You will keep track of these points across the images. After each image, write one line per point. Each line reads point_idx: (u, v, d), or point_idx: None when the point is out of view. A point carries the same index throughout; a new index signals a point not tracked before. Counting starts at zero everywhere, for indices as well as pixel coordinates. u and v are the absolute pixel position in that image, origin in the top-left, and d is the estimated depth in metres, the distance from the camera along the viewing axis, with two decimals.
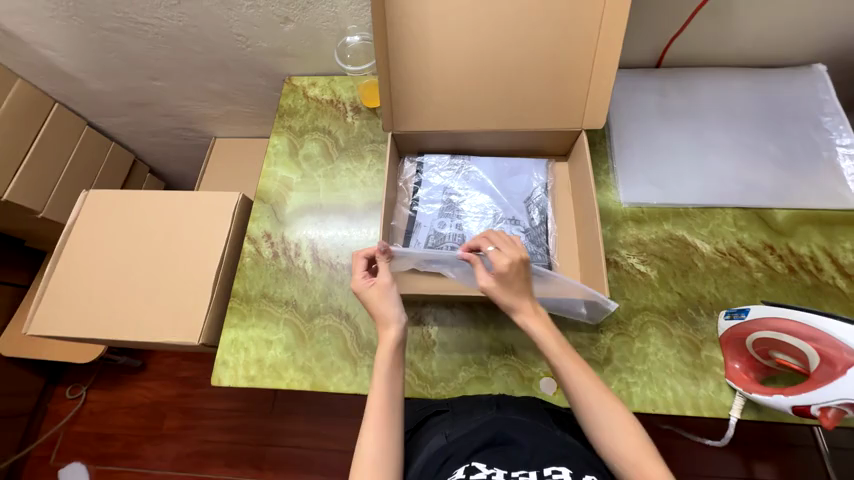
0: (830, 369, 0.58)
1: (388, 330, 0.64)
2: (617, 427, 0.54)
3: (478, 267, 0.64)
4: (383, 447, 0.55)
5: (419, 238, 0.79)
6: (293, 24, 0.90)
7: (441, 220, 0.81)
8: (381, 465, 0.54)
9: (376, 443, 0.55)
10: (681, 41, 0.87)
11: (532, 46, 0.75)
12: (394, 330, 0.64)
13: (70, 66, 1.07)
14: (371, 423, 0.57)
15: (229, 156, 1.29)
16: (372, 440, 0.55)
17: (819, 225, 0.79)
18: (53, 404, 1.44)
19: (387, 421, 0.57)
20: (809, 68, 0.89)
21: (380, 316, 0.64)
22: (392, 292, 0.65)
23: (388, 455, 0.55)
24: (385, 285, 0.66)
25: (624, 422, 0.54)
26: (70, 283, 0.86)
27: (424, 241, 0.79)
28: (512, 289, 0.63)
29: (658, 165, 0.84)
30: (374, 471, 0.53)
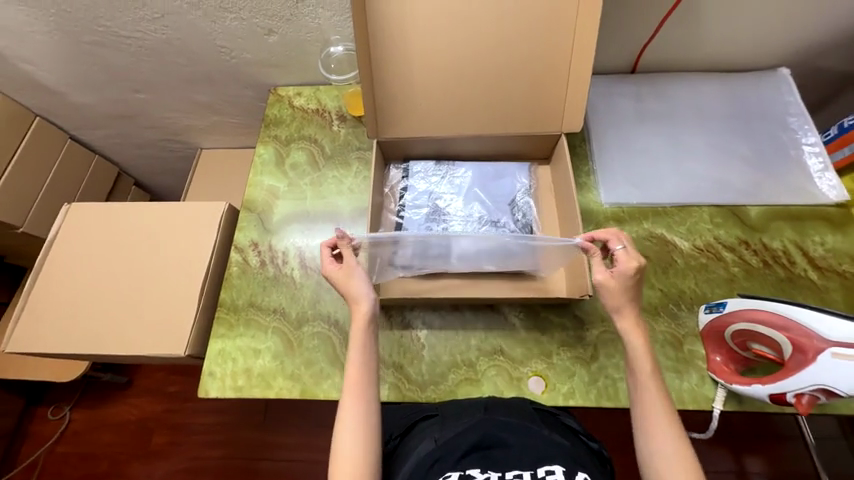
0: (802, 357, 0.61)
1: (361, 308, 0.64)
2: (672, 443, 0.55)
3: (596, 260, 0.64)
4: (363, 421, 0.58)
5: None
6: (277, 35, 0.92)
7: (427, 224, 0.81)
8: (359, 437, 0.57)
9: (356, 417, 0.58)
10: (652, 48, 0.91)
11: (510, 53, 0.77)
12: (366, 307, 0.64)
13: (51, 80, 1.07)
14: (351, 398, 0.60)
15: (216, 167, 1.28)
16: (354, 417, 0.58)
17: (790, 220, 0.82)
18: (33, 426, 1.40)
19: (364, 394, 0.60)
20: (773, 72, 0.94)
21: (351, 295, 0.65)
22: (360, 273, 0.66)
23: (367, 428, 0.58)
24: (354, 269, 0.66)
25: (680, 447, 0.54)
26: (51, 297, 0.85)
27: None
28: (623, 293, 0.62)
29: (635, 166, 0.87)
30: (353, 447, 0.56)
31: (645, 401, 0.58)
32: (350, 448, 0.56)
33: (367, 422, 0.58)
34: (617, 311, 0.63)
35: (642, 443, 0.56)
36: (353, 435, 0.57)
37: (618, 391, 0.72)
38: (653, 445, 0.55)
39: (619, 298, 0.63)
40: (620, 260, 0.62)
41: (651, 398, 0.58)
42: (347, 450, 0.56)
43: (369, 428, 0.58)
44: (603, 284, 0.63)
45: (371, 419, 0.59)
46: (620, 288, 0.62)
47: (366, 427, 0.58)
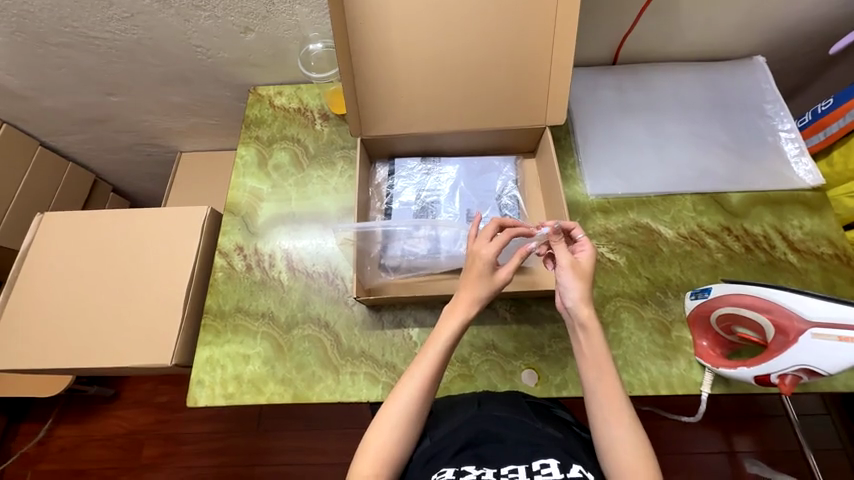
0: (784, 338, 0.62)
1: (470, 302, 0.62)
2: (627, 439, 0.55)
3: (559, 246, 0.65)
4: (412, 414, 0.57)
5: (397, 244, 0.79)
6: (254, 33, 0.89)
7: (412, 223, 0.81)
8: (398, 429, 0.56)
9: (408, 408, 0.57)
10: (631, 40, 0.92)
11: (491, 43, 0.77)
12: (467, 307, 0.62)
13: (17, 84, 1.02)
14: (411, 388, 0.58)
15: (197, 170, 1.25)
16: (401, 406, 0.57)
17: (769, 205, 0.84)
18: (17, 444, 1.35)
19: (426, 388, 0.58)
20: (749, 61, 0.95)
21: (467, 287, 0.63)
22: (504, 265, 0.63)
23: (411, 423, 0.56)
24: (502, 273, 0.63)
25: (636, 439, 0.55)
26: (27, 312, 0.82)
27: (401, 248, 0.78)
28: (588, 278, 0.62)
29: (619, 156, 0.88)
30: (396, 422, 0.56)
31: (602, 394, 0.58)
32: (386, 435, 0.55)
33: (410, 416, 0.56)
34: (584, 298, 0.61)
35: (601, 436, 0.56)
36: (400, 419, 0.56)
37: None
38: (610, 436, 0.55)
39: (585, 283, 0.62)
40: (583, 246, 0.65)
41: (609, 391, 0.58)
42: (383, 436, 0.55)
43: (414, 422, 0.57)
44: (569, 268, 0.63)
45: (421, 413, 0.57)
46: (586, 270, 0.63)
47: (411, 421, 0.56)
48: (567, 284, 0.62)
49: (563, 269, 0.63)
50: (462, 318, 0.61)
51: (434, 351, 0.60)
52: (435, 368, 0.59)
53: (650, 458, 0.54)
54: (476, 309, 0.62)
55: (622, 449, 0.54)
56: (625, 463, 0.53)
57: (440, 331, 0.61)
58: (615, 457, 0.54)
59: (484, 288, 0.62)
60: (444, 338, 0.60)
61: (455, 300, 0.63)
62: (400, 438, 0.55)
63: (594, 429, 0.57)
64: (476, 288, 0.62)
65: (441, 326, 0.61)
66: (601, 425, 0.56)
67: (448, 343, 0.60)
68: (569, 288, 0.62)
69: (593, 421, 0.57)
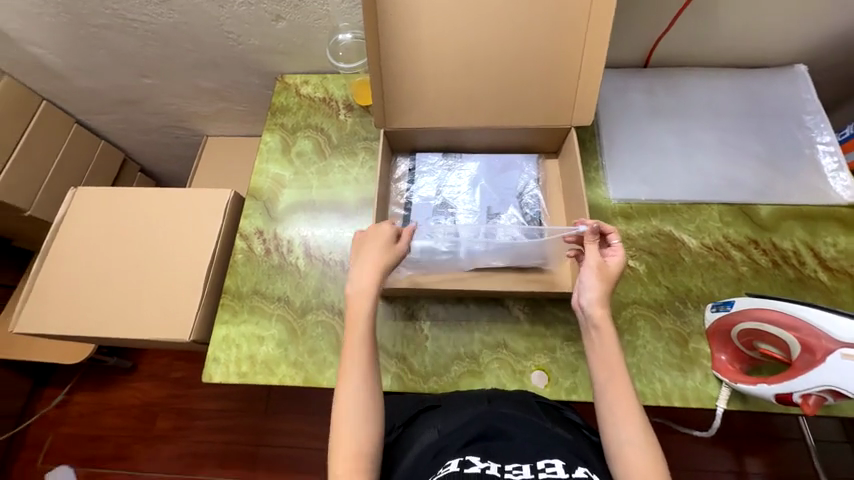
0: (810, 357, 0.60)
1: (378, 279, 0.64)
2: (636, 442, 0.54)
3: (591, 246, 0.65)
4: (366, 400, 0.58)
5: None
6: (285, 21, 0.91)
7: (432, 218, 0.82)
8: (361, 419, 0.56)
9: (360, 395, 0.58)
10: (665, 42, 0.90)
11: (521, 40, 0.76)
12: (371, 282, 0.64)
13: (59, 63, 1.06)
14: (352, 377, 0.59)
15: (221, 155, 1.28)
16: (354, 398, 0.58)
17: (801, 220, 0.81)
18: (40, 407, 1.42)
19: (365, 372, 0.59)
20: (790, 69, 0.91)
21: (364, 268, 0.65)
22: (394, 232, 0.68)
23: (369, 408, 0.57)
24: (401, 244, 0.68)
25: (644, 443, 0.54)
26: (57, 281, 0.85)
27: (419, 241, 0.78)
28: (611, 282, 0.63)
29: (645, 162, 0.86)
30: (357, 416, 0.56)
31: (612, 396, 0.57)
32: (352, 431, 0.55)
33: (367, 405, 0.57)
34: (600, 300, 0.62)
35: (610, 439, 0.55)
36: (360, 411, 0.57)
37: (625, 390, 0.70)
38: (619, 439, 0.54)
39: (605, 285, 0.63)
40: (615, 251, 0.65)
41: (619, 393, 0.57)
42: (349, 433, 0.55)
43: (372, 408, 0.58)
44: (595, 268, 0.64)
45: (374, 397, 0.59)
46: (611, 274, 0.64)
47: (368, 406, 0.58)
48: (587, 283, 0.63)
49: (588, 267, 0.64)
50: (369, 293, 0.63)
51: (360, 331, 0.61)
52: (366, 350, 0.61)
53: (659, 463, 0.53)
54: (380, 278, 0.65)
55: (632, 452, 0.53)
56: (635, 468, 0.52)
57: (354, 314, 0.63)
58: (624, 461, 0.53)
59: (384, 259, 0.66)
60: (359, 319, 0.62)
61: (359, 282, 0.64)
62: (366, 427, 0.56)
63: (604, 433, 0.56)
64: (372, 263, 0.65)
65: (352, 310, 0.63)
66: (611, 429, 0.55)
67: (367, 322, 0.62)
68: (587, 287, 0.63)
69: (604, 422, 0.57)
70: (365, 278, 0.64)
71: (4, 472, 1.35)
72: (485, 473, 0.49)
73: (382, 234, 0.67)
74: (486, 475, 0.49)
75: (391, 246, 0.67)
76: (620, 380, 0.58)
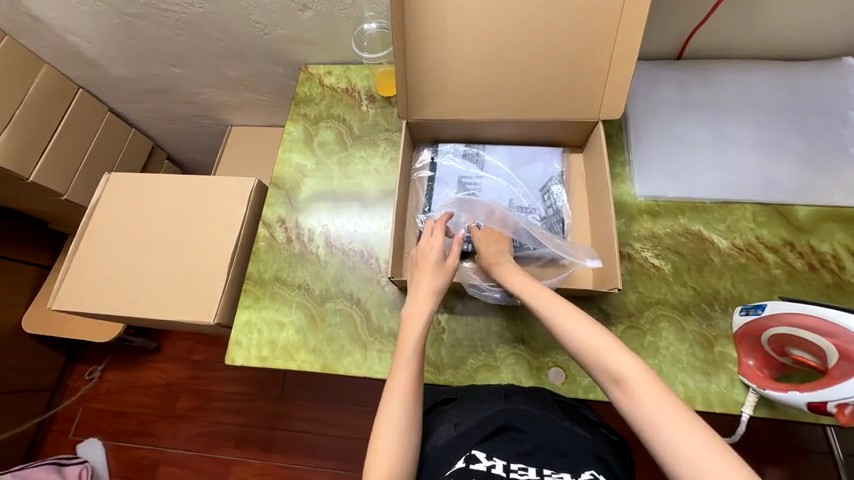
0: (849, 365, 0.57)
1: (426, 303, 0.66)
2: (682, 428, 0.47)
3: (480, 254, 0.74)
4: (405, 424, 0.56)
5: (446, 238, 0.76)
6: (311, 11, 0.90)
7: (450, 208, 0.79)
8: (400, 443, 0.54)
9: (399, 418, 0.56)
10: (702, 33, 0.85)
11: (549, 30, 0.74)
12: (424, 308, 0.66)
13: (95, 52, 1.10)
14: (396, 398, 0.57)
15: (244, 144, 1.31)
16: (393, 419, 0.56)
17: (843, 223, 0.77)
18: (72, 382, 1.50)
19: (410, 397, 0.58)
20: (837, 62, 0.86)
21: (419, 290, 0.67)
22: (436, 251, 0.69)
23: (407, 433, 0.55)
24: (450, 261, 0.69)
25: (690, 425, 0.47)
26: (92, 262, 0.89)
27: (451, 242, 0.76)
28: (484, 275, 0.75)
29: (674, 157, 0.83)
30: (396, 437, 0.54)
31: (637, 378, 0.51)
32: (389, 452, 0.53)
33: (408, 428, 0.56)
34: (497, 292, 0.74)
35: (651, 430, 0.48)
36: (399, 434, 0.55)
37: None
38: (657, 428, 0.48)
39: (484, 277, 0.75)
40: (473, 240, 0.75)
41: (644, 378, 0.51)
42: (385, 454, 0.53)
43: (413, 429, 0.56)
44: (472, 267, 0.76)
45: (417, 418, 0.57)
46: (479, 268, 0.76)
47: (407, 430, 0.56)
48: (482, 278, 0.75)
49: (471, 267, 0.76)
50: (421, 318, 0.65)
51: (408, 351, 0.62)
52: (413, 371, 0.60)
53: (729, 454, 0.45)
54: (434, 303, 0.66)
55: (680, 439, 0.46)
56: (687, 457, 0.45)
57: (406, 336, 0.64)
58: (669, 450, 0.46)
59: (436, 279, 0.68)
60: (411, 342, 0.62)
61: (413, 303, 0.66)
62: (403, 450, 0.54)
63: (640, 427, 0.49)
64: (426, 284, 0.67)
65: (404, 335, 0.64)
66: (648, 421, 0.48)
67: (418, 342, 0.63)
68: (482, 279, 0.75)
69: (633, 418, 0.50)
70: (414, 302, 0.66)
71: (38, 442, 1.43)
72: (490, 472, 0.51)
73: (428, 256, 0.69)
74: (492, 474, 0.51)
75: (441, 263, 0.69)
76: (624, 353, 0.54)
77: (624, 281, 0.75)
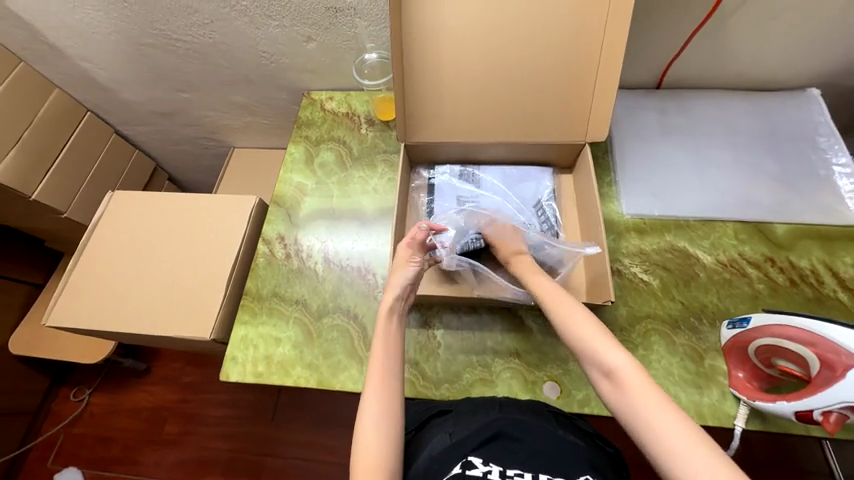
0: (830, 373, 0.59)
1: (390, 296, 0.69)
2: (666, 420, 0.48)
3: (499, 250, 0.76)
4: (387, 402, 0.59)
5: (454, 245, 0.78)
6: (315, 42, 0.97)
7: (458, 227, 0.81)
8: (385, 420, 0.58)
9: (379, 397, 0.59)
10: (677, 65, 0.92)
11: (537, 61, 0.80)
12: (392, 297, 0.69)
13: (106, 77, 1.15)
14: (375, 382, 0.61)
15: (246, 166, 1.34)
16: (374, 407, 0.58)
17: (818, 240, 0.81)
18: (56, 406, 1.45)
19: (386, 380, 0.61)
20: (802, 93, 0.93)
21: (389, 285, 0.70)
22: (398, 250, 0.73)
23: (390, 410, 0.59)
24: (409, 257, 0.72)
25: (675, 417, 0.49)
26: (90, 278, 0.90)
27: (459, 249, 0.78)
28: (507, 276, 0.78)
29: (657, 177, 0.87)
30: (380, 418, 0.58)
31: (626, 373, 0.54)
32: (371, 439, 0.56)
33: (390, 404, 0.59)
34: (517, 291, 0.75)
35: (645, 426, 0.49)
36: (381, 412, 0.58)
37: None
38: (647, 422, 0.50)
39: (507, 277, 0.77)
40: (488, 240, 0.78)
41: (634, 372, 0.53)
42: (371, 431, 0.56)
43: (392, 407, 0.59)
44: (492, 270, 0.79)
45: (395, 397, 0.60)
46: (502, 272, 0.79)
47: (388, 408, 0.59)
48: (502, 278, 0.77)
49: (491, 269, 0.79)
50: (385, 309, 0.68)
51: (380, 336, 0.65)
52: (390, 355, 0.64)
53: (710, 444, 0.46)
54: (397, 294, 0.69)
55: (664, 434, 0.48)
56: (670, 447, 0.47)
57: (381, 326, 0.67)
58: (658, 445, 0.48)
59: (399, 274, 0.70)
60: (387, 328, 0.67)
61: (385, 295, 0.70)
62: (386, 428, 0.57)
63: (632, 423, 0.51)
64: (391, 280, 0.70)
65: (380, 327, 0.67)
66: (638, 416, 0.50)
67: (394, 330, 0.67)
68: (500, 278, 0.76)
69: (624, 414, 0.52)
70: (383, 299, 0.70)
71: (15, 470, 1.37)
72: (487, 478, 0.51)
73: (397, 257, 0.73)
74: None
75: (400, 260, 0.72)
76: (611, 346, 0.57)
77: (615, 296, 0.77)
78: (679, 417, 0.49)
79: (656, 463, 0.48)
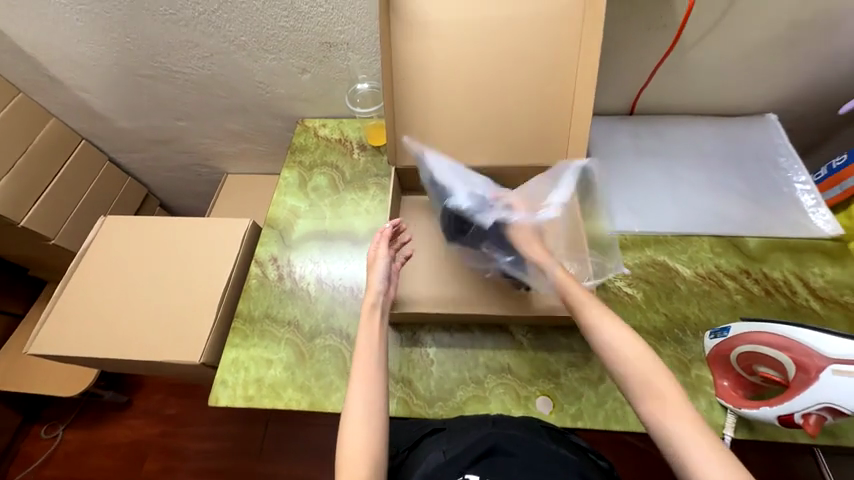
0: (805, 375, 0.61)
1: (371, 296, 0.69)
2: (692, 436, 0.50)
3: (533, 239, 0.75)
4: (373, 396, 0.59)
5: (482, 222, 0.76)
6: (309, 73, 1.02)
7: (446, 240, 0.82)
8: (370, 414, 0.57)
9: (363, 392, 0.59)
10: (647, 94, 1.00)
11: (518, 90, 0.86)
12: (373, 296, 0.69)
13: (103, 107, 1.18)
14: (360, 379, 0.60)
15: (238, 191, 1.36)
16: (359, 403, 0.58)
17: (788, 252, 0.85)
18: (27, 445, 1.37)
19: (371, 377, 0.60)
20: (762, 118, 1.01)
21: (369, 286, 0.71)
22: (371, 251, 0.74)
23: (375, 404, 0.58)
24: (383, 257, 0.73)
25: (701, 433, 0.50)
26: (77, 304, 0.89)
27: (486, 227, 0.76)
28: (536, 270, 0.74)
29: (635, 196, 0.92)
30: (365, 414, 0.57)
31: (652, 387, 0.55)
32: (357, 435, 0.55)
33: (375, 399, 0.59)
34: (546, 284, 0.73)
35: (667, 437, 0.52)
36: (366, 407, 0.57)
37: (626, 414, 0.72)
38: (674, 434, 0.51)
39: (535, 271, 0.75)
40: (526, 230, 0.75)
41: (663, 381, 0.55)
42: (355, 426, 0.56)
43: (377, 403, 0.58)
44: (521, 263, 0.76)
45: (381, 393, 0.60)
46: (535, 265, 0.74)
47: (373, 402, 0.58)
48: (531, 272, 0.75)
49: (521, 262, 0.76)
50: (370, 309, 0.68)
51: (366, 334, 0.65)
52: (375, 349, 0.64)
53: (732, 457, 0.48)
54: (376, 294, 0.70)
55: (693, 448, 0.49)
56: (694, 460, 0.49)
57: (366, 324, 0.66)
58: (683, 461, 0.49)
59: (376, 274, 0.71)
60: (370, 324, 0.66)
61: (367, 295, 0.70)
62: (371, 422, 0.56)
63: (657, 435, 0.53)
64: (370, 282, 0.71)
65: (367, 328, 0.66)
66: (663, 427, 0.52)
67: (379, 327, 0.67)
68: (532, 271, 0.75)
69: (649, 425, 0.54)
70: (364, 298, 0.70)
71: None
72: None
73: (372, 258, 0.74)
74: None
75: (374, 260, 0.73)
76: (628, 339, 0.59)
77: None
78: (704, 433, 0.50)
79: (664, 446, 0.52)
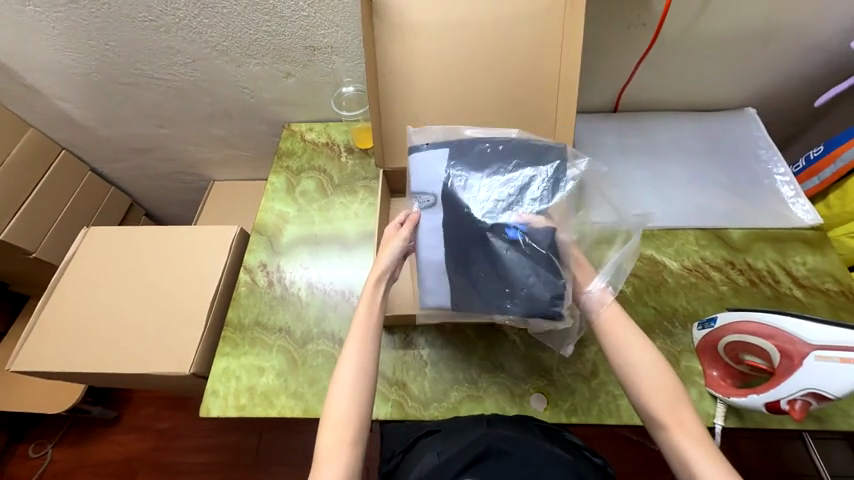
0: (789, 363, 0.64)
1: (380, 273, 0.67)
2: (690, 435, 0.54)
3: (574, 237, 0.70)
4: (366, 361, 0.60)
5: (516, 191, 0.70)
6: (294, 77, 1.02)
7: (442, 273, 0.70)
8: (361, 376, 0.58)
9: (356, 357, 0.59)
10: (630, 90, 1.02)
11: (503, 89, 0.86)
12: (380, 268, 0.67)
13: (83, 116, 1.16)
14: (354, 344, 0.61)
15: (226, 198, 1.35)
16: (351, 368, 0.59)
17: (771, 242, 0.87)
18: (12, 466, 1.33)
19: (366, 343, 0.61)
20: (740, 112, 1.03)
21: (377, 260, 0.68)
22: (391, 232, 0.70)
23: (367, 366, 0.59)
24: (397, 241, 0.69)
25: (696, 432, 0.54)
26: (60, 318, 0.87)
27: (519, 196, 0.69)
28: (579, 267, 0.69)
29: (621, 191, 0.93)
30: (356, 381, 0.58)
31: (656, 389, 0.57)
32: (346, 398, 0.57)
33: (367, 364, 0.59)
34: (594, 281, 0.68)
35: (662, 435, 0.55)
36: (356, 371, 0.58)
37: (619, 407, 0.73)
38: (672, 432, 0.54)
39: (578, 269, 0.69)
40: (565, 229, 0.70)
41: (665, 378, 0.58)
42: (344, 388, 0.57)
43: (367, 369, 0.59)
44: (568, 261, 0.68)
45: (371, 362, 0.60)
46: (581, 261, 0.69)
47: (365, 366, 0.59)
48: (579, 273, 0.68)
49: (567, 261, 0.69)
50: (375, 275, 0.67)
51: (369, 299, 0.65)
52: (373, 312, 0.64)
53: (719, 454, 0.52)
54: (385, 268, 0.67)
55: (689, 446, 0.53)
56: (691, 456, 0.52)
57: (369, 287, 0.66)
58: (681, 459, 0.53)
59: (391, 252, 0.69)
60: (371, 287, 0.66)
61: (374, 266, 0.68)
62: (362, 384, 0.58)
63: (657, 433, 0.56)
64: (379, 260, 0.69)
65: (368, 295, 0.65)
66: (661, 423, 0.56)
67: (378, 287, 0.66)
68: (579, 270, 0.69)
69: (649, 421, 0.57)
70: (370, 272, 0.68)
71: None
72: None
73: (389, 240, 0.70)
74: None
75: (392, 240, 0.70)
76: (639, 346, 0.60)
77: None
78: (702, 438, 0.54)
79: (660, 440, 0.56)
